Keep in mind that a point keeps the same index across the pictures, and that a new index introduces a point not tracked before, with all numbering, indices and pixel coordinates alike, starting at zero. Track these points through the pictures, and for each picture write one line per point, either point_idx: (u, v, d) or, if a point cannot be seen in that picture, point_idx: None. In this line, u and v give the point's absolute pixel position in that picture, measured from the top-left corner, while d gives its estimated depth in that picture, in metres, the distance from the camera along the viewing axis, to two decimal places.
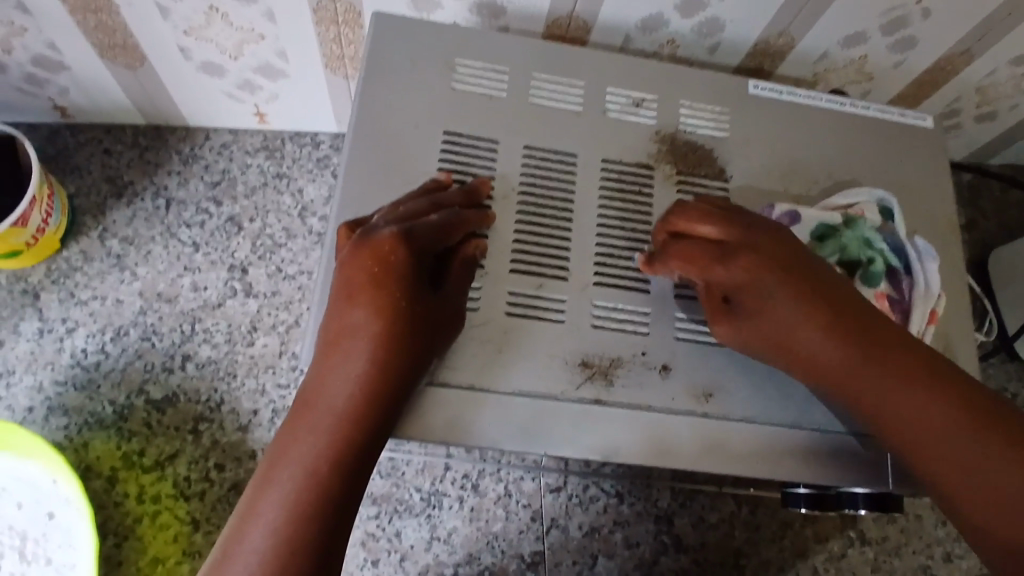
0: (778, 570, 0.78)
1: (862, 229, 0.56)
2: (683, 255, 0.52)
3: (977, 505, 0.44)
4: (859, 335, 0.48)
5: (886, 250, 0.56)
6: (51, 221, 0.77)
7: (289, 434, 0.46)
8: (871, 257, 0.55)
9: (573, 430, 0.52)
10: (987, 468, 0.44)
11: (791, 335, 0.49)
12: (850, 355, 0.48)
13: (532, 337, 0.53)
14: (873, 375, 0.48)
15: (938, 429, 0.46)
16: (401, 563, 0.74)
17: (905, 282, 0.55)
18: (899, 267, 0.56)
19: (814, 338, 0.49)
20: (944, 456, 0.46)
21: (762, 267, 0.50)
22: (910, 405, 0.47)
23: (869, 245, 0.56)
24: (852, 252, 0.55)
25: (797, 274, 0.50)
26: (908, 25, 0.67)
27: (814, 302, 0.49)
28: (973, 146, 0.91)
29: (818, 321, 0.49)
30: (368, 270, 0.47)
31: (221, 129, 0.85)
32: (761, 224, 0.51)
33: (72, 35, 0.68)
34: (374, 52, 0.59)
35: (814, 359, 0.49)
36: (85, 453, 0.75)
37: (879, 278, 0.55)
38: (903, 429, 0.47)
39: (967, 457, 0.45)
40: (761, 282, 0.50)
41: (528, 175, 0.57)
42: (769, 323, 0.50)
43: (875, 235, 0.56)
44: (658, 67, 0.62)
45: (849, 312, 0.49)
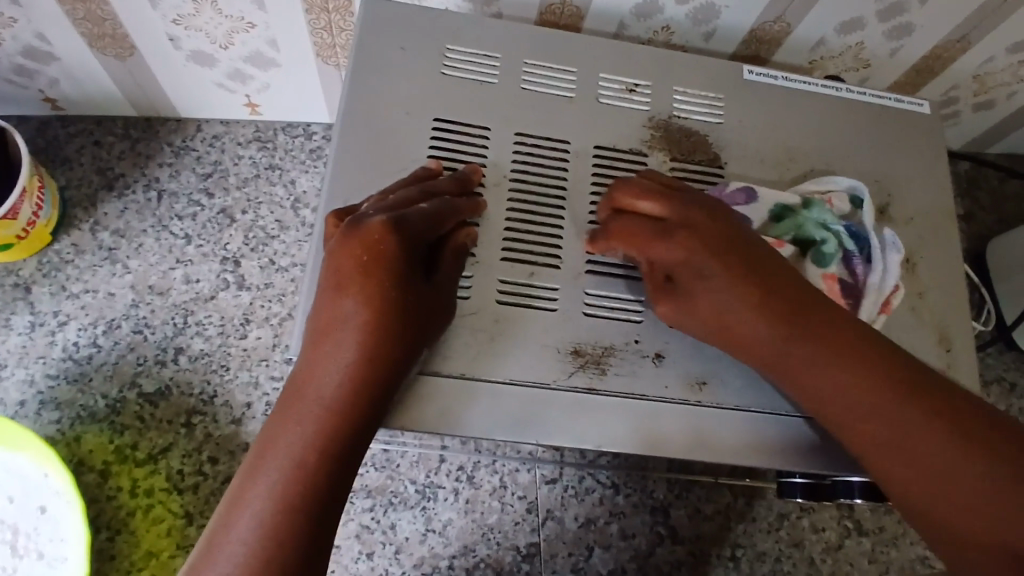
0: (775, 561, 0.77)
1: (818, 210, 0.56)
2: (625, 234, 0.52)
3: (917, 489, 0.44)
4: (793, 317, 0.48)
5: (841, 233, 0.55)
6: (41, 213, 0.76)
7: (277, 423, 0.46)
8: (824, 237, 0.55)
9: (565, 419, 0.51)
10: (923, 449, 0.44)
11: (727, 318, 0.49)
12: (783, 337, 0.48)
13: (523, 325, 0.53)
14: (811, 356, 0.47)
15: (872, 412, 0.46)
16: (396, 556, 0.74)
17: (860, 266, 0.55)
18: (854, 251, 0.55)
19: (749, 320, 0.48)
20: (878, 440, 0.45)
21: (697, 246, 0.49)
22: (846, 390, 0.46)
23: (823, 227, 0.55)
24: (806, 231, 0.55)
25: (726, 254, 0.49)
26: (905, 11, 0.66)
27: (742, 282, 0.49)
28: (971, 135, 0.90)
29: (747, 301, 0.48)
30: (358, 258, 0.47)
31: (213, 121, 0.85)
32: (696, 204, 0.51)
33: (60, 25, 0.68)
34: (363, 39, 0.58)
35: (739, 337, 0.49)
36: (78, 446, 0.75)
37: (830, 260, 0.54)
38: (841, 411, 0.47)
39: (902, 439, 0.45)
40: (695, 261, 0.49)
41: (520, 162, 0.57)
42: (706, 304, 0.49)
43: (831, 219, 0.56)
44: (651, 53, 0.62)
45: (784, 292, 0.49)
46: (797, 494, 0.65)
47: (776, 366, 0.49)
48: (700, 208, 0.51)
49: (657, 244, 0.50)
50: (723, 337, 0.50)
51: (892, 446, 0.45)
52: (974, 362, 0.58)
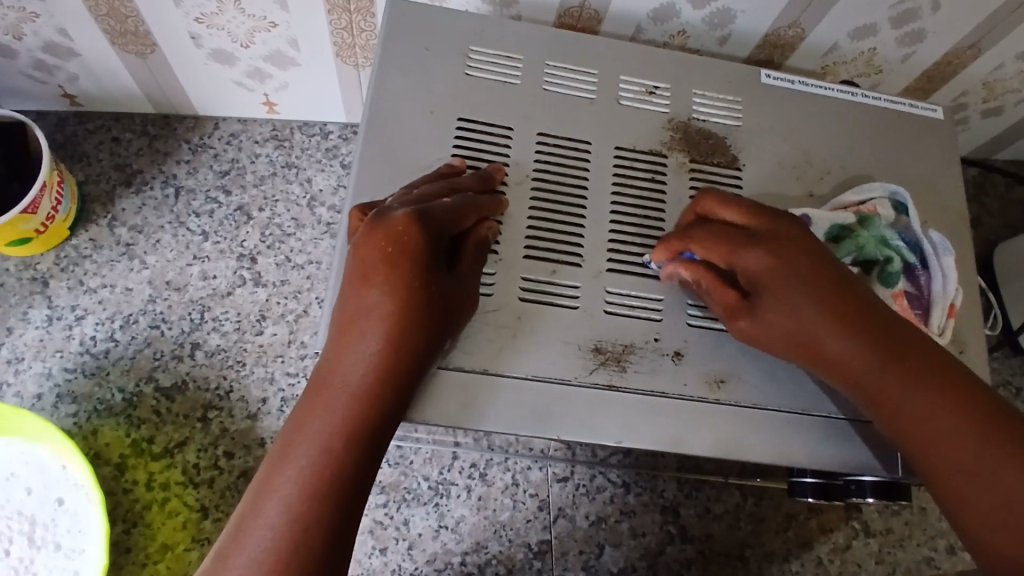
0: (784, 561, 0.78)
1: (877, 227, 0.56)
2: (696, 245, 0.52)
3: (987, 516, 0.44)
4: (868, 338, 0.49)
5: (901, 248, 0.56)
6: (60, 208, 0.77)
7: (304, 412, 0.46)
8: (888, 255, 0.55)
9: (585, 414, 0.52)
10: (988, 472, 0.45)
11: (804, 334, 0.49)
12: (863, 358, 0.48)
13: (545, 322, 0.54)
14: (884, 378, 0.48)
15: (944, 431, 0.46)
16: (409, 552, 0.75)
17: (924, 277, 0.56)
18: (917, 263, 0.56)
19: (827, 335, 0.49)
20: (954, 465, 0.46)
21: (776, 257, 0.50)
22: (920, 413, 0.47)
23: (884, 244, 0.56)
24: (868, 250, 0.55)
25: (816, 270, 0.50)
26: (918, 18, 0.67)
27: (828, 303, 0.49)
28: (979, 141, 0.91)
29: (828, 319, 0.49)
30: (383, 249, 0.47)
31: (230, 119, 0.86)
32: (772, 231, 0.52)
33: (83, 21, 0.68)
34: (388, 39, 0.59)
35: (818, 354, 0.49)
36: (95, 439, 0.75)
37: (897, 276, 0.55)
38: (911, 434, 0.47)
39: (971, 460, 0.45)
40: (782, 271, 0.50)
41: (542, 162, 0.58)
42: (780, 318, 0.50)
43: (890, 234, 0.56)
44: (670, 56, 0.63)
45: (853, 313, 0.49)
46: (808, 494, 0.66)
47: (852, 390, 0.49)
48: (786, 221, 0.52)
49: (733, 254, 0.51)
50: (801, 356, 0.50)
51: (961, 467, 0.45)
52: (987, 364, 0.59)
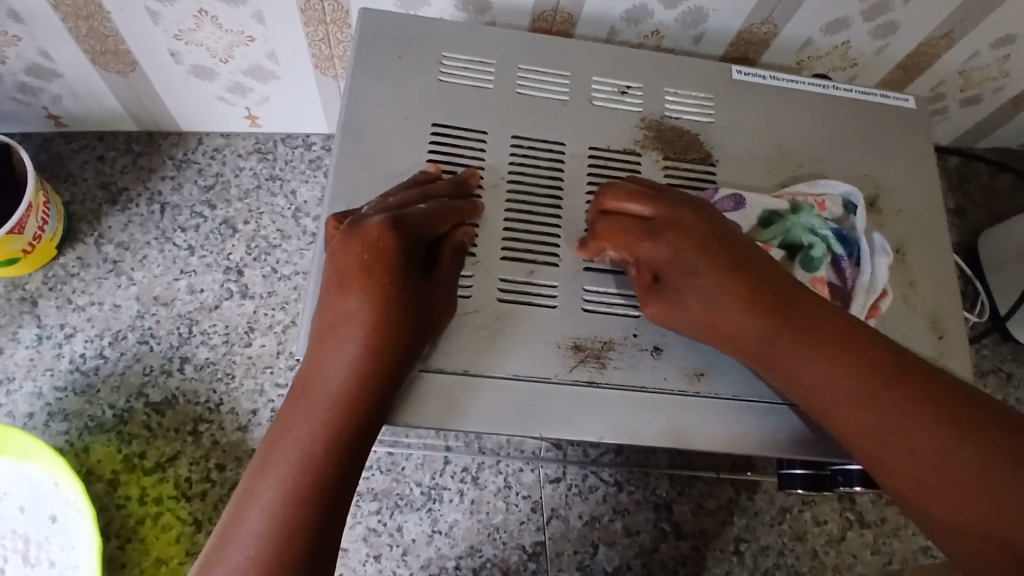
0: (779, 554, 0.78)
1: (806, 215, 0.57)
2: (611, 236, 0.53)
3: (911, 486, 0.44)
4: (784, 309, 0.49)
5: (829, 238, 0.56)
6: (47, 228, 0.77)
7: (285, 420, 0.47)
8: (812, 242, 0.56)
9: (567, 412, 0.52)
10: (916, 448, 0.44)
11: (714, 309, 0.50)
12: (778, 330, 0.49)
13: (524, 322, 0.54)
14: (796, 350, 0.48)
15: (870, 405, 0.45)
16: (403, 558, 0.75)
17: (849, 270, 0.56)
18: (843, 255, 0.56)
19: (736, 312, 0.50)
20: (879, 437, 0.45)
21: (680, 237, 0.51)
22: (834, 385, 0.47)
23: (812, 232, 0.56)
24: (793, 236, 0.56)
25: (708, 249, 0.51)
26: (888, 10, 0.68)
27: (741, 279, 0.50)
28: (959, 131, 0.92)
29: (741, 293, 0.50)
30: (360, 257, 0.48)
31: (214, 134, 0.86)
32: (688, 206, 0.53)
33: (63, 42, 0.69)
34: (362, 48, 0.60)
35: (729, 337, 0.51)
36: (87, 456, 0.76)
37: (819, 263, 0.56)
38: (828, 406, 0.47)
39: (901, 433, 0.44)
40: (682, 258, 0.51)
41: (517, 165, 0.58)
42: (691, 299, 0.51)
43: (819, 223, 0.57)
44: (642, 56, 0.63)
45: (769, 289, 0.50)
46: (798, 486, 0.66)
47: (764, 359, 0.50)
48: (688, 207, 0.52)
49: (638, 234, 0.52)
50: (710, 331, 0.51)
51: (890, 441, 0.45)
52: (966, 349, 0.60)
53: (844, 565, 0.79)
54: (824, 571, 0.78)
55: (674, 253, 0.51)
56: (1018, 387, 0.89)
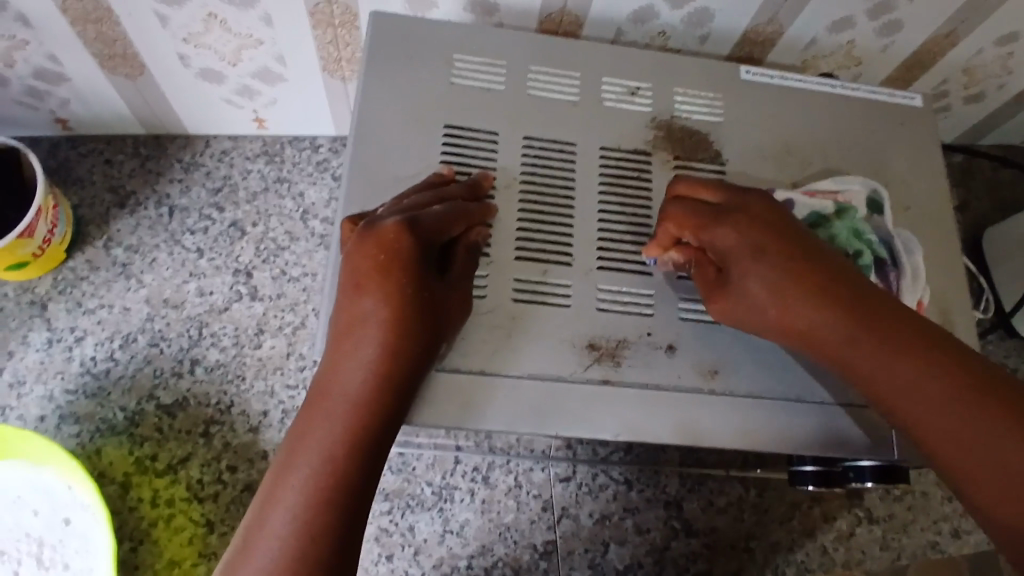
0: (788, 550, 0.79)
1: (853, 219, 0.57)
2: (681, 224, 0.53)
3: (984, 489, 0.44)
4: (861, 305, 0.49)
5: (874, 242, 0.57)
6: (56, 232, 0.78)
7: (304, 421, 0.47)
8: (860, 249, 0.56)
9: (583, 410, 0.53)
10: (989, 452, 0.44)
11: (779, 305, 0.50)
12: (852, 327, 0.48)
13: (539, 321, 0.54)
14: (871, 345, 0.48)
15: (946, 405, 0.45)
16: (415, 558, 0.75)
17: (893, 273, 0.56)
18: (887, 260, 0.56)
19: (804, 306, 0.49)
20: (958, 437, 0.45)
21: (752, 231, 0.51)
22: (908, 382, 0.47)
23: (857, 237, 0.56)
24: (841, 241, 0.56)
25: (776, 240, 0.50)
26: (894, 9, 0.69)
27: (813, 275, 0.49)
28: (962, 128, 0.92)
29: (820, 289, 0.49)
30: (376, 258, 0.48)
31: (221, 137, 0.86)
32: (760, 198, 0.52)
33: (72, 47, 0.69)
34: (373, 50, 0.60)
35: (800, 332, 0.50)
36: (99, 459, 0.76)
37: (868, 269, 0.55)
38: (902, 404, 0.47)
39: (979, 436, 0.44)
40: (749, 248, 0.50)
41: (529, 165, 0.58)
42: (756, 293, 0.50)
43: (864, 227, 0.57)
44: (650, 57, 0.64)
45: (845, 287, 0.49)
46: (809, 482, 0.66)
47: (834, 355, 0.49)
48: (762, 199, 0.52)
49: (710, 225, 0.52)
50: (782, 329, 0.50)
51: (967, 443, 0.45)
52: (975, 345, 0.60)
53: (853, 561, 0.79)
54: (833, 567, 0.79)
55: (743, 244, 0.51)
56: None
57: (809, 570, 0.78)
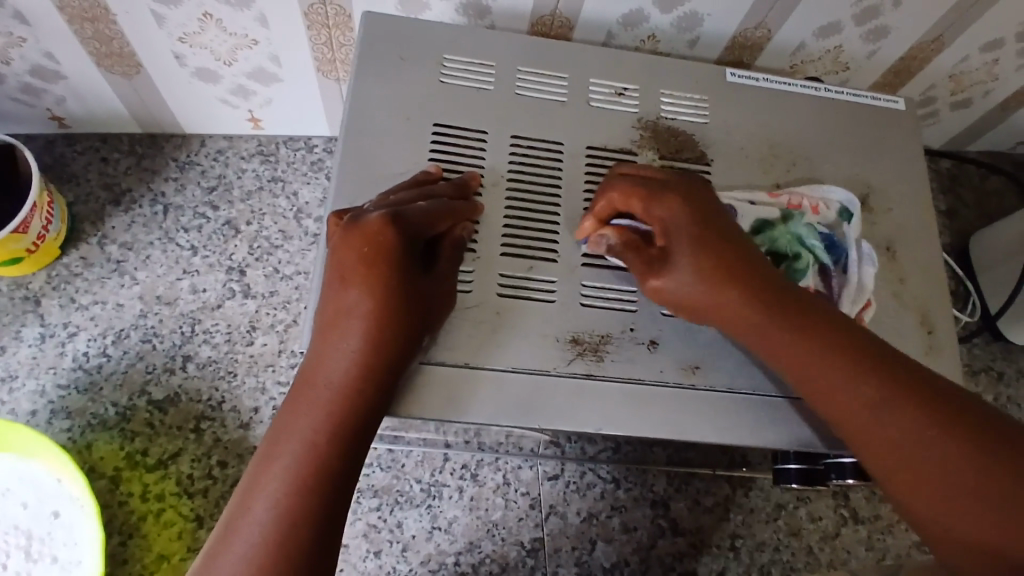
0: (774, 550, 0.79)
1: (797, 226, 0.58)
2: (624, 198, 0.54)
3: (891, 471, 0.45)
4: (777, 297, 0.50)
5: (816, 248, 0.57)
6: (50, 228, 0.78)
7: (289, 412, 0.48)
8: (797, 253, 0.57)
9: (566, 404, 0.54)
10: (901, 434, 0.45)
11: (705, 288, 0.51)
12: (781, 312, 0.50)
13: (524, 316, 0.55)
14: (778, 328, 0.49)
15: (865, 397, 0.46)
16: (403, 554, 0.75)
17: (836, 279, 0.57)
18: (830, 264, 0.57)
19: (728, 290, 0.50)
20: (871, 419, 0.46)
21: (688, 211, 0.52)
22: (827, 371, 0.47)
23: (799, 242, 0.57)
24: (779, 246, 0.57)
25: (707, 224, 0.52)
26: (879, 15, 0.70)
27: (733, 263, 0.51)
28: (950, 134, 0.93)
29: (738, 276, 0.51)
30: (361, 252, 0.49)
31: (216, 136, 0.87)
32: (687, 184, 0.55)
33: (69, 45, 0.70)
34: (364, 50, 0.61)
35: (724, 315, 0.51)
36: (90, 453, 0.76)
37: (804, 273, 0.56)
38: (815, 385, 0.48)
39: (889, 420, 0.45)
40: (681, 225, 0.52)
41: (517, 164, 0.59)
42: (687, 267, 0.51)
43: (807, 233, 0.58)
44: (638, 59, 0.65)
45: (764, 278, 0.51)
46: (793, 480, 0.66)
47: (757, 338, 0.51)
48: (694, 184, 0.55)
49: (655, 201, 0.53)
50: (708, 307, 0.51)
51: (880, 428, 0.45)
52: (955, 345, 0.61)
53: (839, 561, 0.80)
54: (819, 567, 0.79)
55: (679, 219, 0.52)
56: (1010, 385, 0.90)
57: (795, 570, 0.79)
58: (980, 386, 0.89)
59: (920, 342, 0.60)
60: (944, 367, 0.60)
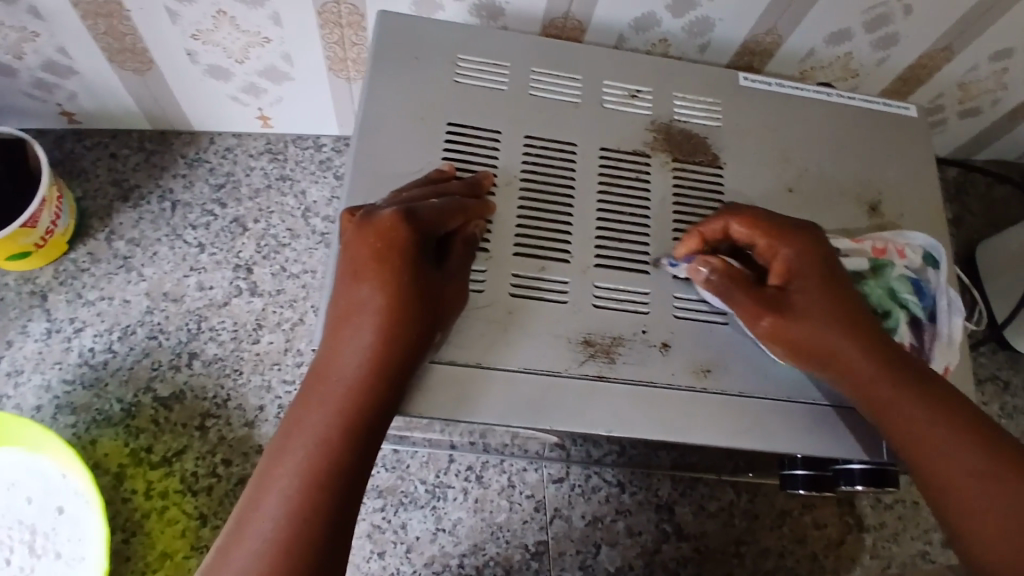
0: (779, 557, 0.79)
1: (888, 279, 0.58)
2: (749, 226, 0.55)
3: (954, 508, 0.47)
4: (884, 347, 0.52)
5: (908, 302, 0.57)
6: (59, 223, 0.78)
7: (301, 407, 0.47)
8: (891, 309, 0.56)
9: (577, 404, 0.53)
10: (991, 493, 0.46)
11: (817, 324, 0.52)
12: (889, 360, 0.51)
13: (536, 316, 0.55)
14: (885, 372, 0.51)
15: (947, 436, 0.48)
16: (407, 555, 0.75)
17: (927, 331, 0.57)
18: (923, 317, 0.57)
19: (829, 327, 0.52)
20: (946, 458, 0.48)
21: (809, 255, 0.54)
22: (916, 410, 0.49)
23: (892, 297, 0.57)
24: (873, 300, 0.57)
25: (825, 271, 0.54)
26: (890, 22, 0.70)
27: (848, 310, 0.52)
28: (958, 143, 0.94)
29: (836, 315, 0.52)
30: (374, 246, 0.49)
31: (225, 134, 0.87)
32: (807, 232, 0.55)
33: (82, 40, 0.70)
34: (378, 49, 0.61)
35: (827, 353, 0.52)
36: (94, 449, 0.76)
37: (898, 330, 0.56)
38: (906, 422, 0.49)
39: (964, 460, 0.47)
40: (805, 267, 0.53)
41: (530, 164, 0.59)
42: (803, 306, 0.52)
43: (900, 287, 0.57)
44: (651, 62, 0.65)
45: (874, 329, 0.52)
46: (800, 487, 0.66)
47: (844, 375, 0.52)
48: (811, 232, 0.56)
49: (781, 239, 0.54)
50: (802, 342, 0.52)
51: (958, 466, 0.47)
52: (967, 352, 0.61)
53: (843, 568, 0.79)
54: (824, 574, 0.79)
55: (803, 261, 0.53)
56: (1015, 394, 0.90)
57: None
58: (985, 395, 0.89)
59: None
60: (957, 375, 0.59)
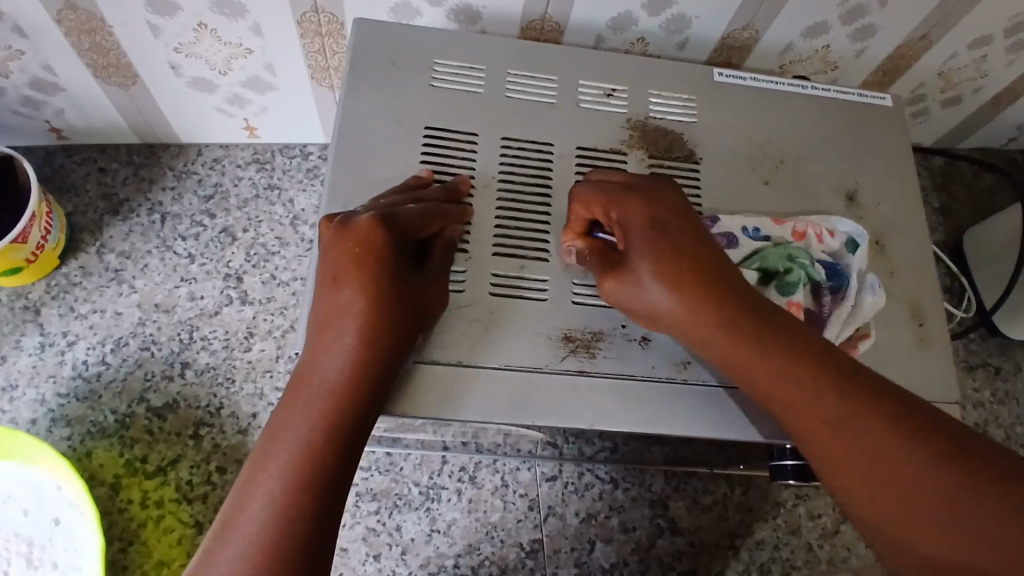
0: (774, 548, 0.79)
1: (794, 248, 0.58)
2: (587, 206, 0.54)
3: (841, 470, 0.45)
4: (727, 307, 0.49)
5: (812, 267, 0.57)
6: (50, 238, 0.79)
7: (284, 410, 0.48)
8: (793, 271, 0.56)
9: (559, 400, 0.54)
10: (867, 449, 0.44)
11: (652, 298, 0.51)
12: (731, 320, 0.49)
13: (516, 313, 0.56)
14: (736, 338, 0.49)
15: (847, 422, 0.44)
16: (403, 557, 0.76)
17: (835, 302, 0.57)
18: (825, 286, 0.57)
19: (701, 308, 0.50)
20: (841, 444, 0.44)
21: (650, 217, 0.52)
22: (809, 390, 0.46)
23: (793, 260, 0.57)
24: (772, 264, 0.57)
25: (669, 230, 0.52)
26: (866, 14, 0.70)
27: (694, 270, 0.50)
28: (941, 132, 0.94)
29: (713, 295, 0.50)
30: (352, 251, 0.50)
31: (213, 145, 0.88)
32: (648, 192, 0.53)
33: (68, 57, 0.71)
34: (356, 55, 0.62)
35: (673, 323, 0.51)
36: (90, 460, 0.77)
37: (797, 291, 0.56)
38: (765, 379, 0.47)
39: (867, 443, 0.44)
40: (639, 233, 0.52)
41: (508, 164, 0.60)
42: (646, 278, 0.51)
43: (802, 253, 0.57)
44: (627, 61, 0.66)
45: (724, 286, 0.50)
46: (790, 477, 0.66)
47: (734, 367, 0.49)
48: (671, 191, 0.54)
49: (619, 205, 0.53)
50: (680, 325, 0.51)
51: (860, 454, 0.44)
52: (947, 339, 0.61)
53: (839, 558, 0.80)
54: (819, 565, 0.79)
55: (643, 223, 0.52)
56: (1007, 380, 0.90)
57: (796, 568, 0.79)
58: (977, 382, 0.89)
59: (910, 334, 0.60)
60: (935, 361, 0.60)
